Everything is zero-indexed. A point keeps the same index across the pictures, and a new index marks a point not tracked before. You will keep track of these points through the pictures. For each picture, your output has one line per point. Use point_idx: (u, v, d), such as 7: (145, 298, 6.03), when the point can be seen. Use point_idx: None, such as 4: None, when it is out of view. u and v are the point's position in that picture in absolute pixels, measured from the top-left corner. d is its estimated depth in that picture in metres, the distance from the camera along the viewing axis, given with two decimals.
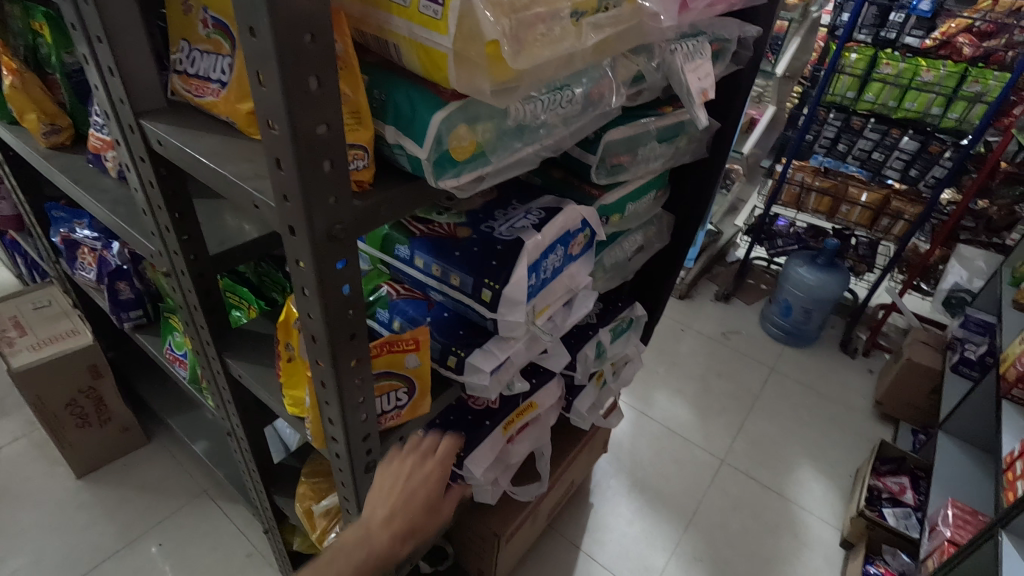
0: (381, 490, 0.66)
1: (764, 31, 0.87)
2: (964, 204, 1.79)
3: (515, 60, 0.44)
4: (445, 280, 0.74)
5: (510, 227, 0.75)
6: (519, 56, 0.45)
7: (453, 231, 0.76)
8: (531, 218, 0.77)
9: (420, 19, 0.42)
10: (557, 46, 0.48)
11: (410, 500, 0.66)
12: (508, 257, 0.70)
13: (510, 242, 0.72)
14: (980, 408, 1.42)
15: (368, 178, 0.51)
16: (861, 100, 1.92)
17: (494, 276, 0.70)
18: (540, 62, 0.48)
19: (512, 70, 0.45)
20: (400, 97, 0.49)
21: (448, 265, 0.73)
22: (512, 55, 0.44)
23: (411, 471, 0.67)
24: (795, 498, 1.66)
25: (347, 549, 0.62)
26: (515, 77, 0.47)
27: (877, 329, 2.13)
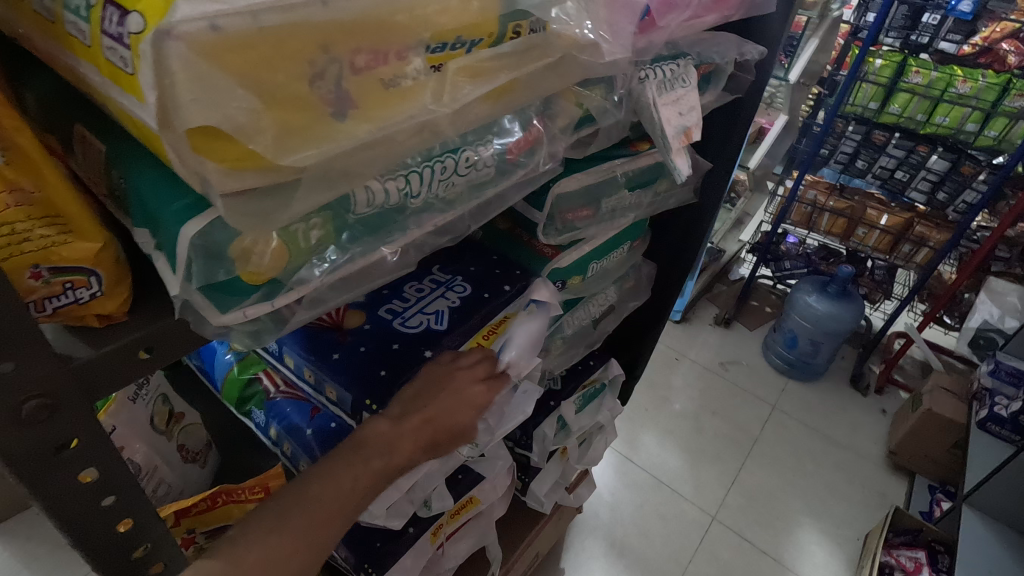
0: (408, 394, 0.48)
1: (769, 50, 0.66)
2: (999, 233, 1.56)
3: (282, 155, 0.26)
4: (320, 389, 0.54)
5: (417, 316, 0.57)
6: (291, 148, 0.26)
7: (340, 320, 0.56)
8: (450, 301, 0.58)
9: (107, 70, 0.23)
10: (385, 116, 0.29)
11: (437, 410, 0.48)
12: (400, 366, 0.52)
13: (410, 339, 0.54)
14: (1014, 483, 1.22)
15: (118, 308, 0.32)
16: (884, 112, 1.73)
17: (378, 396, 0.50)
18: (351, 143, 0.29)
19: (283, 166, 0.26)
20: (141, 182, 0.29)
21: (321, 372, 0.53)
22: (268, 149, 0.25)
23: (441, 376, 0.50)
24: (793, 565, 1.47)
25: (368, 451, 0.43)
26: (295, 170, 0.28)
27: (892, 364, 1.92)
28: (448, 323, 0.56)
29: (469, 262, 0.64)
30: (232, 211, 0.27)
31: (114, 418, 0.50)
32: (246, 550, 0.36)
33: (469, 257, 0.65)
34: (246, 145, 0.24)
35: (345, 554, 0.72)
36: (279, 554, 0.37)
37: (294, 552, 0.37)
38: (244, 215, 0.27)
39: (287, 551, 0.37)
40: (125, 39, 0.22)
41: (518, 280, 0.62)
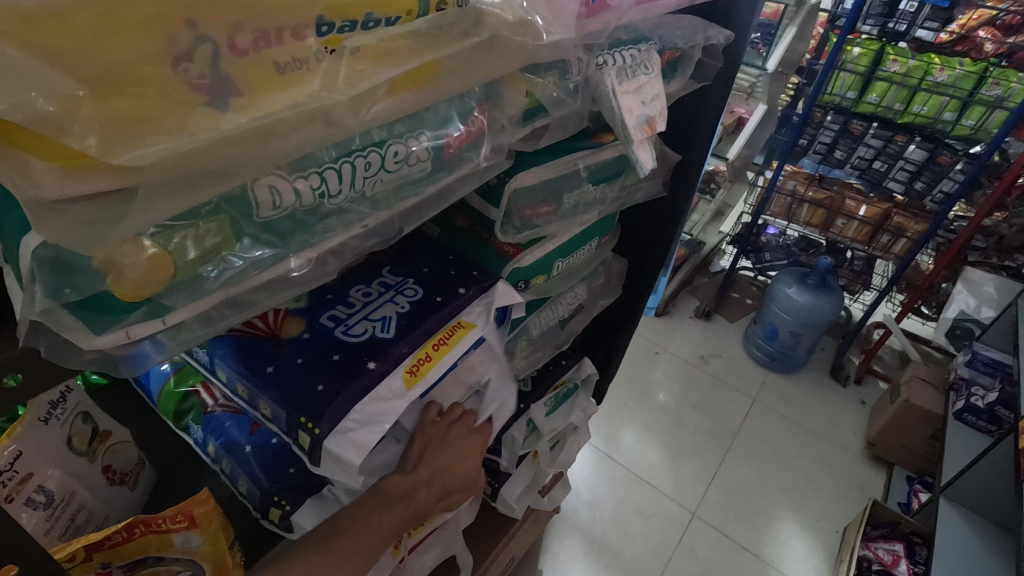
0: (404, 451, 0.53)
1: (738, 35, 0.62)
2: (976, 223, 1.55)
3: (119, 154, 0.21)
4: (253, 406, 0.49)
5: (361, 323, 0.52)
6: (135, 143, 0.22)
7: (277, 328, 0.51)
8: (401, 305, 0.54)
9: None
10: (272, 104, 0.25)
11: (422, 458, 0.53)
12: (340, 379, 0.47)
13: (353, 349, 0.49)
14: (990, 475, 1.21)
15: None
16: (862, 101, 1.71)
17: (313, 413, 0.45)
18: (229, 136, 0.25)
19: (125, 164, 0.22)
20: None
21: (254, 389, 0.48)
22: (101, 146, 0.21)
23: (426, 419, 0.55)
24: (773, 560, 1.46)
25: (393, 498, 0.50)
26: (155, 168, 0.24)
27: (871, 355, 1.91)
28: (395, 330, 0.51)
29: (422, 262, 0.60)
30: (74, 218, 0.23)
31: (21, 442, 0.45)
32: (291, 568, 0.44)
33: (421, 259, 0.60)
34: (70, 142, 0.20)
35: None
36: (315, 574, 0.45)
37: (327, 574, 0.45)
38: (89, 223, 0.23)
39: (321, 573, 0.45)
40: None
41: (476, 281, 0.58)
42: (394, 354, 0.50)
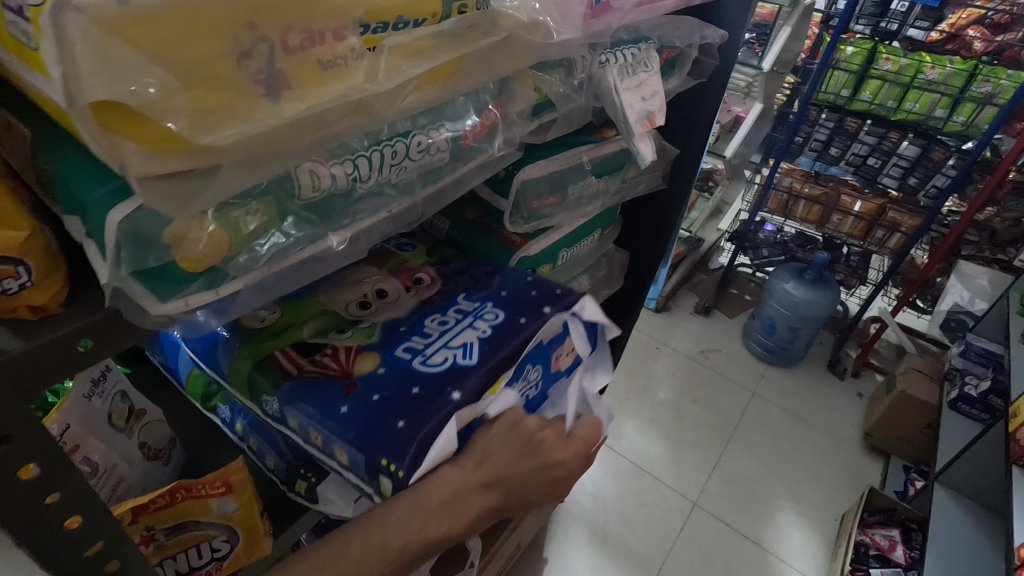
0: (497, 451, 0.46)
1: (732, 34, 0.66)
2: (968, 217, 1.59)
3: (201, 135, 0.25)
4: (326, 452, 0.47)
5: (440, 352, 0.51)
6: (211, 127, 0.25)
7: (350, 367, 0.50)
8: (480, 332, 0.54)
9: (9, 43, 0.22)
10: (318, 96, 0.29)
11: (516, 496, 0.47)
12: (420, 413, 0.46)
13: (432, 383, 0.48)
14: (982, 460, 1.24)
15: (53, 299, 0.31)
16: (856, 100, 1.76)
17: (392, 453, 0.44)
18: (281, 125, 0.28)
19: (204, 144, 0.25)
20: (66, 168, 0.28)
21: (328, 432, 0.46)
22: (187, 128, 0.24)
23: (546, 447, 0.48)
24: (773, 548, 1.49)
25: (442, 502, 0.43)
26: (223, 154, 0.27)
27: (868, 348, 1.95)
28: (477, 357, 0.51)
29: (499, 286, 0.60)
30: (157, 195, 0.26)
31: (70, 417, 0.49)
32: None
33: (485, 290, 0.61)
34: (163, 122, 0.23)
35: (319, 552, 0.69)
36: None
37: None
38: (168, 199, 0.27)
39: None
40: (24, 12, 0.20)
41: (560, 300, 0.58)
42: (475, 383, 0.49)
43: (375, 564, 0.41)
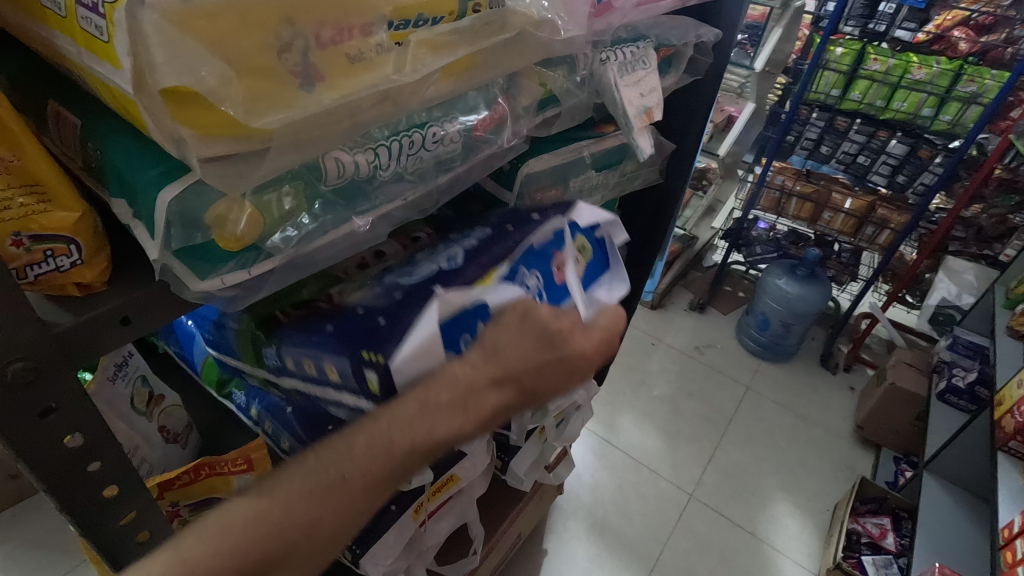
0: (512, 346, 0.42)
1: (726, 33, 0.69)
2: (955, 213, 1.63)
3: (250, 118, 0.27)
4: (322, 378, 0.49)
5: (426, 267, 0.53)
6: (260, 112, 0.28)
7: (338, 301, 0.52)
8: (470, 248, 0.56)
9: (82, 39, 0.24)
10: (348, 86, 0.31)
11: (532, 393, 0.42)
12: (401, 310, 0.48)
13: (415, 286, 0.50)
14: (969, 448, 1.28)
15: (97, 277, 0.33)
16: (846, 99, 1.80)
17: (374, 345, 0.45)
18: (318, 113, 0.31)
19: (253, 128, 0.28)
20: (116, 153, 0.31)
21: (314, 350, 0.48)
22: (239, 112, 0.26)
23: (564, 339, 0.44)
24: (767, 537, 1.52)
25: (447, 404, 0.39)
26: (265, 138, 0.29)
27: (860, 343, 1.98)
28: (462, 261, 0.53)
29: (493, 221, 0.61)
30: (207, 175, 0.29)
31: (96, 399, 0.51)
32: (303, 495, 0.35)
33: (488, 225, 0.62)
34: (218, 107, 0.26)
35: None
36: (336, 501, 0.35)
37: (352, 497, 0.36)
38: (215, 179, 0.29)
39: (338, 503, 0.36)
40: (99, 8, 0.23)
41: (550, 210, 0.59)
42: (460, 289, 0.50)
43: (382, 466, 0.36)
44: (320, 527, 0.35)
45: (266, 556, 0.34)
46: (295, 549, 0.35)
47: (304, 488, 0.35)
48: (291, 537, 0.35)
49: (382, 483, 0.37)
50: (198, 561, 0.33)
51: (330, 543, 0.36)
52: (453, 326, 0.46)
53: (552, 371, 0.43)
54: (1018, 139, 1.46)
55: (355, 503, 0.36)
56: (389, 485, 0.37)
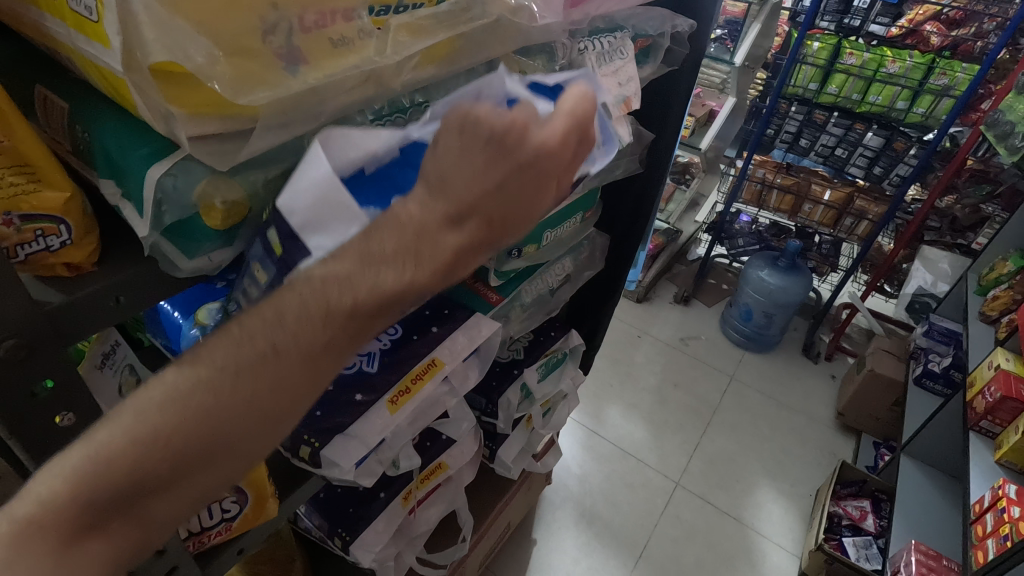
0: (458, 166, 0.30)
1: (701, 25, 0.71)
2: (930, 203, 1.67)
3: (236, 95, 0.28)
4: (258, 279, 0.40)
5: None
6: (246, 89, 0.29)
7: None
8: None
9: (74, 20, 0.26)
10: (330, 69, 0.32)
11: (502, 224, 0.32)
12: None
13: None
14: (944, 430, 1.32)
15: (87, 258, 0.34)
16: (823, 93, 1.78)
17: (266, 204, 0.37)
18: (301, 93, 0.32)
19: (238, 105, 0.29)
20: (106, 134, 0.32)
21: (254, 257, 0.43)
22: (226, 88, 0.28)
23: (517, 139, 0.31)
24: (752, 523, 1.55)
25: (386, 248, 0.29)
26: (250, 115, 0.31)
27: (840, 332, 2.02)
28: None
29: None
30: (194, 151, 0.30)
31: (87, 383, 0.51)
32: (226, 376, 0.28)
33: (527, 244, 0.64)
34: (207, 85, 0.27)
35: (319, 520, 0.78)
36: (266, 381, 0.29)
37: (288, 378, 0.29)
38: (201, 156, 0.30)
39: (271, 381, 0.29)
40: None
41: None
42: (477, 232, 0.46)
43: (317, 334, 0.28)
44: (261, 409, 0.29)
45: (195, 445, 0.28)
46: (234, 435, 0.29)
47: (229, 365, 0.28)
48: (224, 421, 0.28)
49: (327, 352, 0.29)
50: (109, 459, 0.27)
51: (281, 422, 0.30)
52: (377, 187, 0.37)
53: (520, 184, 0.32)
54: (988, 130, 1.50)
55: (298, 376, 0.29)
56: (338, 355, 0.30)
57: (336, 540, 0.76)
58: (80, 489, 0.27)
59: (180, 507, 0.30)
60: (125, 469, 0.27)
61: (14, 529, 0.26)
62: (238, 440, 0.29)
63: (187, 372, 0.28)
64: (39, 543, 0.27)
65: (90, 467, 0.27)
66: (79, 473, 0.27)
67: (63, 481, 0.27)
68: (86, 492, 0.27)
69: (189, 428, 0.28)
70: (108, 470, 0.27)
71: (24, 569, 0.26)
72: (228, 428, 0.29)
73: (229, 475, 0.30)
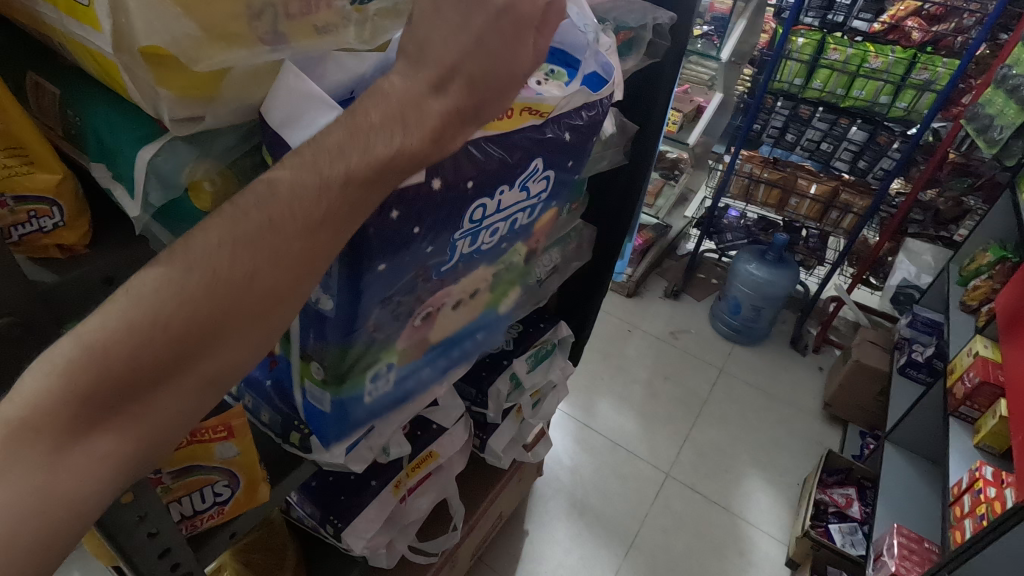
0: (437, 30, 0.33)
1: (682, 18, 0.72)
2: (913, 196, 1.70)
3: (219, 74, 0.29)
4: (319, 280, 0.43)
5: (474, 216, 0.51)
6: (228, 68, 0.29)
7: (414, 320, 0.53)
8: (538, 171, 0.53)
9: (64, 4, 0.27)
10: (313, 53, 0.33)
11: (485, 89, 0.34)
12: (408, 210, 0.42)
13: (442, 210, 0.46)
14: (927, 418, 1.34)
15: (79, 240, 0.35)
16: (808, 88, 1.84)
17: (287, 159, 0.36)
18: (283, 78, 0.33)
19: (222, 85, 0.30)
20: (98, 119, 0.33)
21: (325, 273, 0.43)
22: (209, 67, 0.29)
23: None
24: (741, 512, 1.57)
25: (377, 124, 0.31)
26: (236, 97, 0.32)
27: (828, 324, 2.05)
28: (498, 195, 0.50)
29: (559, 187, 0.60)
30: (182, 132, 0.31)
31: None
32: (222, 257, 0.28)
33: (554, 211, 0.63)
34: (192, 69, 0.28)
35: (311, 508, 0.79)
36: (259, 253, 0.29)
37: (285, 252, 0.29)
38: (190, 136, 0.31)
39: (267, 252, 0.29)
40: None
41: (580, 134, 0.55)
42: (486, 165, 0.47)
43: (312, 207, 0.30)
44: (258, 291, 0.29)
45: (192, 327, 0.28)
46: (233, 313, 0.29)
47: (225, 240, 0.29)
48: (225, 305, 0.28)
49: (326, 219, 0.30)
50: (105, 345, 0.27)
51: (279, 305, 0.31)
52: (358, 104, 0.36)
53: (497, 35, 0.34)
54: (969, 124, 1.53)
55: (298, 246, 0.30)
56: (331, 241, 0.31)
57: (328, 527, 0.77)
58: (71, 383, 0.26)
59: (183, 402, 0.29)
60: (124, 354, 0.27)
61: (8, 430, 0.26)
62: (237, 323, 0.29)
63: (184, 251, 0.29)
64: (40, 438, 0.26)
65: (83, 354, 0.26)
66: (68, 370, 0.26)
67: (60, 373, 0.26)
68: (82, 383, 0.26)
69: (183, 306, 0.28)
70: (103, 358, 0.26)
71: (18, 473, 0.25)
72: (222, 309, 0.28)
73: (227, 364, 0.30)
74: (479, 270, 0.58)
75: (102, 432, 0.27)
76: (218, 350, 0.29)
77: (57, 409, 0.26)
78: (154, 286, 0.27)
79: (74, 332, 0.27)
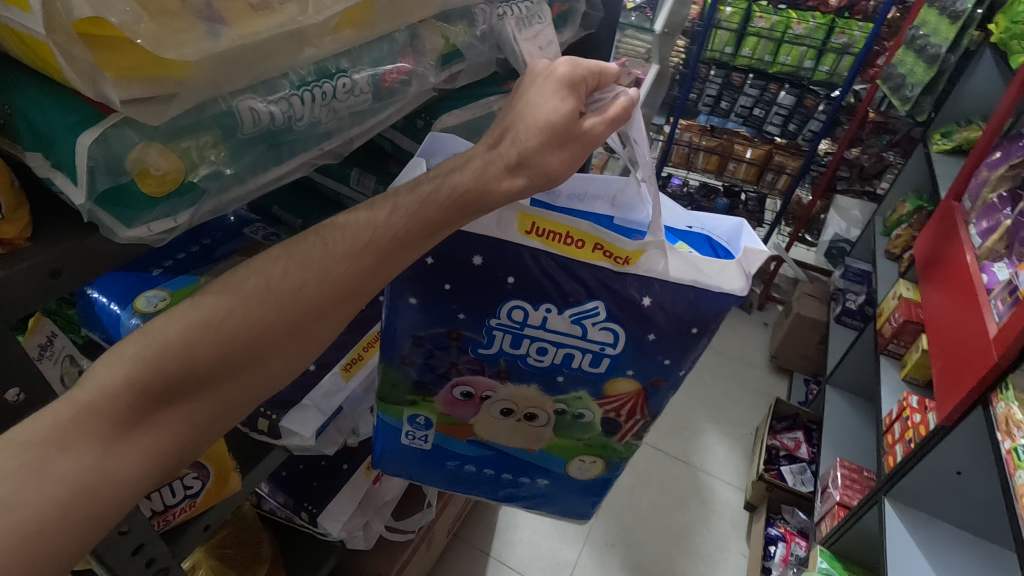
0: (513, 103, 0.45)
1: None
2: (839, 155, 1.80)
3: (163, 51, 0.29)
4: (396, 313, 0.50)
5: (532, 347, 0.50)
6: (171, 45, 0.30)
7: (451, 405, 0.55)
8: (599, 316, 0.47)
9: None
10: (254, 27, 0.34)
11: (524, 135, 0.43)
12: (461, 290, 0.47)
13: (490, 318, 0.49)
14: (861, 359, 1.45)
15: (19, 233, 0.34)
16: (739, 56, 1.92)
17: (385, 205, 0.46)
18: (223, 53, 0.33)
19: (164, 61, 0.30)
20: (28, 106, 0.32)
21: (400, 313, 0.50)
22: (151, 43, 0.29)
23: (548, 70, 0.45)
24: (700, 464, 1.66)
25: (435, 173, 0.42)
26: (179, 77, 0.32)
27: (770, 282, 2.16)
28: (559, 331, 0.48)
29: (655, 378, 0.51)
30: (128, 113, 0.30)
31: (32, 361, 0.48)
32: (269, 283, 0.38)
33: (655, 396, 0.52)
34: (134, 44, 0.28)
35: (283, 497, 0.79)
36: (290, 285, 0.38)
37: (312, 281, 0.38)
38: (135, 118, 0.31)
39: (298, 283, 0.38)
40: None
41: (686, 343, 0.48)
42: (538, 279, 0.46)
43: (343, 262, 0.39)
44: (286, 316, 0.38)
45: (245, 338, 0.36)
46: (273, 330, 0.37)
47: (263, 282, 0.38)
48: (258, 334, 0.37)
49: (368, 248, 0.40)
50: (164, 348, 0.34)
51: (295, 334, 0.38)
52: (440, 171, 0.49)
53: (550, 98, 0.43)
54: (884, 84, 1.62)
55: (342, 269, 0.39)
56: (348, 292, 0.40)
57: (303, 514, 0.78)
58: (136, 374, 0.34)
59: (220, 404, 0.37)
60: (180, 354, 0.34)
61: (76, 410, 0.32)
62: (264, 349, 0.37)
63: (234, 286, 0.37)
64: (100, 423, 0.33)
65: (146, 351, 0.34)
66: (135, 360, 0.34)
67: (131, 363, 0.34)
68: (148, 376, 0.34)
69: (227, 324, 0.36)
70: (163, 355, 0.34)
71: (80, 450, 0.32)
72: (255, 339, 0.37)
73: (262, 375, 0.38)
74: (534, 392, 0.53)
75: (170, 407, 0.35)
76: (253, 370, 0.37)
77: (147, 379, 0.34)
78: (205, 303, 0.36)
79: (140, 332, 0.35)
